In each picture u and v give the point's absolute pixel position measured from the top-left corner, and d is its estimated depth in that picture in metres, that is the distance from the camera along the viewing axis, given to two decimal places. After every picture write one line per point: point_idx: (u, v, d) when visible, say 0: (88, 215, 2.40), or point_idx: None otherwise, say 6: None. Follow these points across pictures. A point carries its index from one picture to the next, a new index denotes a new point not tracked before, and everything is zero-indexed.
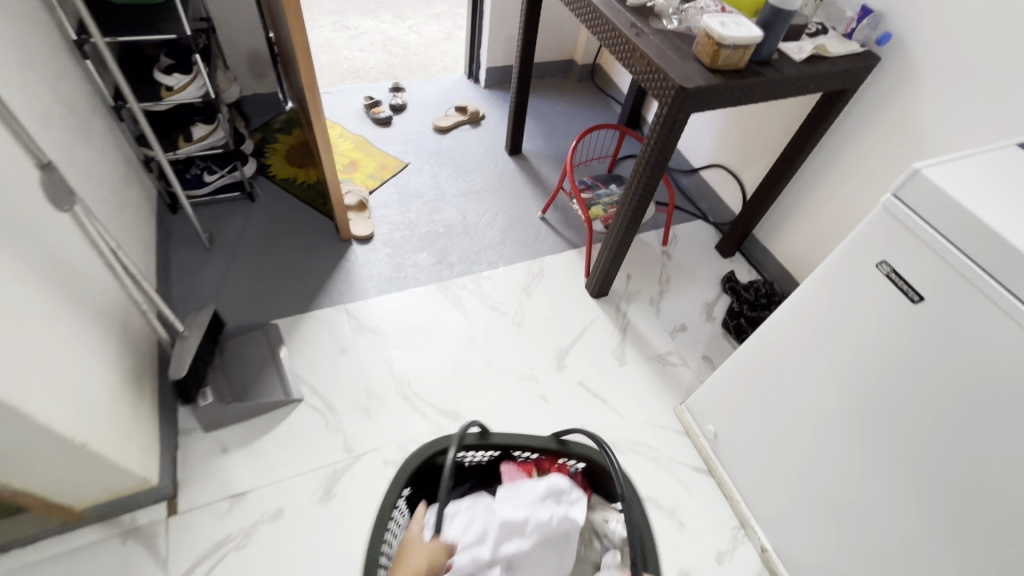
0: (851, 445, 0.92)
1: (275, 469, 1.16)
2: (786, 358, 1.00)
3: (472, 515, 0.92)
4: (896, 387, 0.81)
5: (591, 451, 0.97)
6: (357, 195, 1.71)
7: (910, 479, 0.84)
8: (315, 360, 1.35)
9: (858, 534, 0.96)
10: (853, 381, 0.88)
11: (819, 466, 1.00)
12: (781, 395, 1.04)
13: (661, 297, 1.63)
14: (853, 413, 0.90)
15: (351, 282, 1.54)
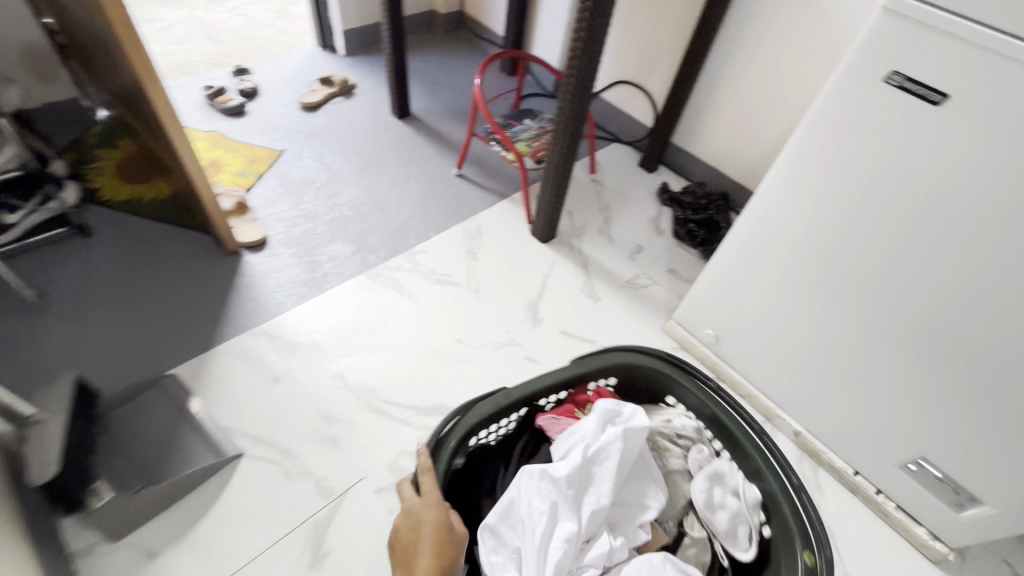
0: (870, 299, 0.87)
1: (235, 553, 0.87)
2: (776, 227, 0.94)
3: (527, 504, 0.68)
4: (917, 218, 0.74)
5: (627, 357, 0.86)
6: (234, 196, 1.39)
7: (937, 307, 0.79)
8: (244, 401, 1.05)
9: (893, 388, 0.92)
10: (865, 227, 0.81)
11: (833, 326, 0.95)
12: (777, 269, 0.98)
13: (608, 225, 1.53)
14: (858, 256, 0.84)
15: (258, 297, 1.22)
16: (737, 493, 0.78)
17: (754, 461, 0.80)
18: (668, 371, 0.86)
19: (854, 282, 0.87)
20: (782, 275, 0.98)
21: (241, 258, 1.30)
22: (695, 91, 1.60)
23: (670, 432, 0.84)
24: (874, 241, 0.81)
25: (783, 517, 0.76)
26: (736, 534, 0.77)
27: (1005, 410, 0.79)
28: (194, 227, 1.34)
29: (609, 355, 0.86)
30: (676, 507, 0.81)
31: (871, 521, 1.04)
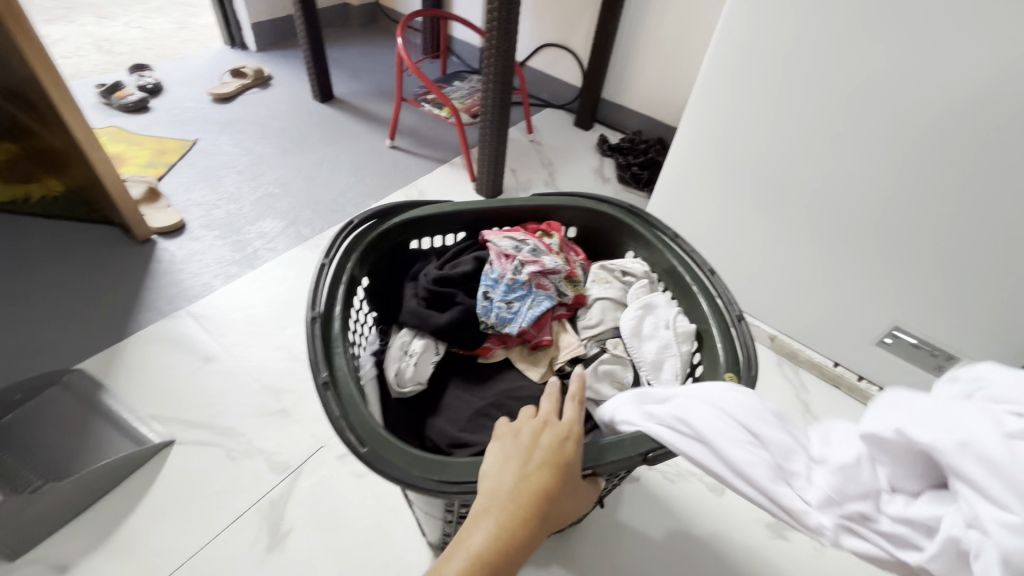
0: (816, 177, 0.87)
1: (172, 549, 0.72)
2: (711, 118, 0.94)
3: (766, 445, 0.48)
4: (846, 72, 0.76)
5: (583, 198, 0.82)
6: (142, 183, 1.24)
7: (880, 168, 0.80)
8: (171, 387, 0.90)
9: (852, 269, 0.92)
10: (801, 98, 0.82)
11: (786, 204, 0.93)
12: (724, 157, 0.97)
13: (553, 177, 1.50)
14: (798, 133, 0.85)
15: (178, 281, 1.08)
16: (669, 325, 0.72)
17: (693, 297, 0.72)
18: (626, 220, 0.80)
19: (798, 146, 0.86)
20: (730, 163, 0.96)
21: (155, 245, 1.15)
22: (617, 44, 1.63)
23: (617, 270, 0.80)
24: (805, 101, 0.82)
25: (715, 348, 0.67)
26: (663, 367, 0.71)
27: (960, 259, 0.79)
28: (95, 219, 1.18)
29: (572, 196, 0.82)
30: (602, 330, 0.77)
31: (855, 408, 1.03)
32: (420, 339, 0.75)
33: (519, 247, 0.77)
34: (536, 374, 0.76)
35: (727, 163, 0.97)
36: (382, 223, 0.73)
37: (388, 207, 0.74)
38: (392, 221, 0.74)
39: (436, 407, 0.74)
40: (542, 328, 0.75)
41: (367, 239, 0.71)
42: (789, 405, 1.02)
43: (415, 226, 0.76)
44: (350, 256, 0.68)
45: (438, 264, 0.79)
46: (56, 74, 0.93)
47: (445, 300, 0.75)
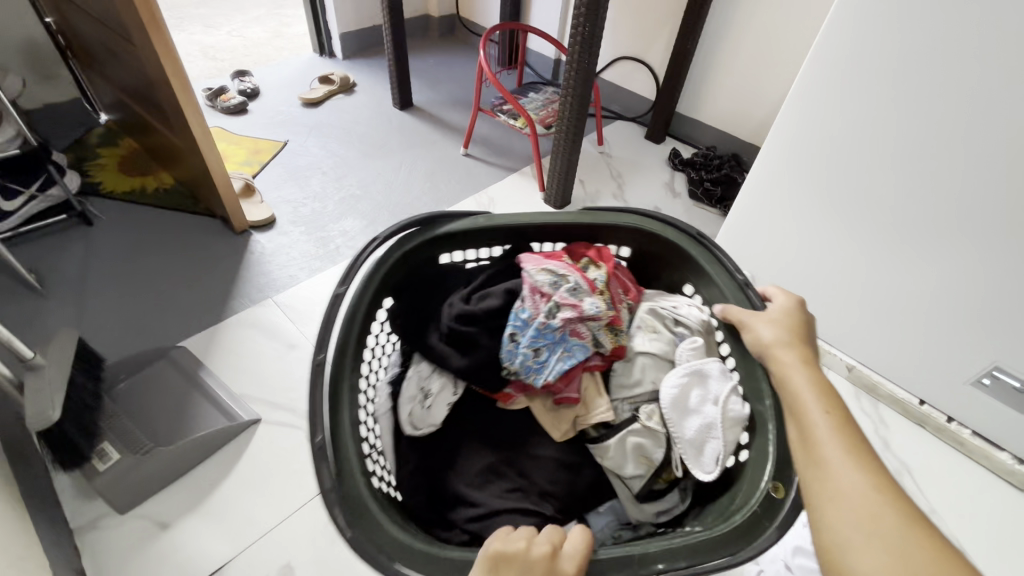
0: (914, 209, 0.82)
1: (256, 520, 0.78)
2: (796, 143, 0.91)
3: None
4: (957, 103, 0.72)
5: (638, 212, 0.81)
6: (240, 180, 1.36)
7: (990, 202, 0.74)
8: (260, 369, 0.97)
9: (950, 305, 0.86)
10: (901, 127, 0.78)
11: (886, 228, 0.87)
12: (807, 184, 0.94)
13: (622, 190, 1.50)
14: (894, 163, 0.81)
15: (267, 272, 1.17)
16: (718, 402, 0.69)
17: (754, 370, 0.66)
18: (689, 249, 0.78)
19: (902, 168, 0.81)
20: (825, 183, 0.91)
21: (249, 238, 1.25)
22: (695, 58, 1.61)
23: (670, 316, 0.80)
24: (906, 130, 0.78)
25: (766, 439, 0.61)
26: (703, 450, 0.69)
27: None
28: (198, 211, 1.30)
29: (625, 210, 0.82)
30: (637, 394, 0.77)
31: (944, 450, 0.96)
32: (438, 378, 0.79)
33: (556, 283, 0.76)
34: (557, 432, 0.77)
35: (812, 190, 0.94)
36: (424, 231, 0.78)
37: (428, 218, 0.77)
38: (428, 235, 0.77)
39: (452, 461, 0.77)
40: (570, 382, 0.76)
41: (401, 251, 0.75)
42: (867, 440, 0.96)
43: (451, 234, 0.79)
44: (370, 280, 0.70)
45: (472, 291, 0.81)
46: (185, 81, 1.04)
47: (467, 341, 0.78)
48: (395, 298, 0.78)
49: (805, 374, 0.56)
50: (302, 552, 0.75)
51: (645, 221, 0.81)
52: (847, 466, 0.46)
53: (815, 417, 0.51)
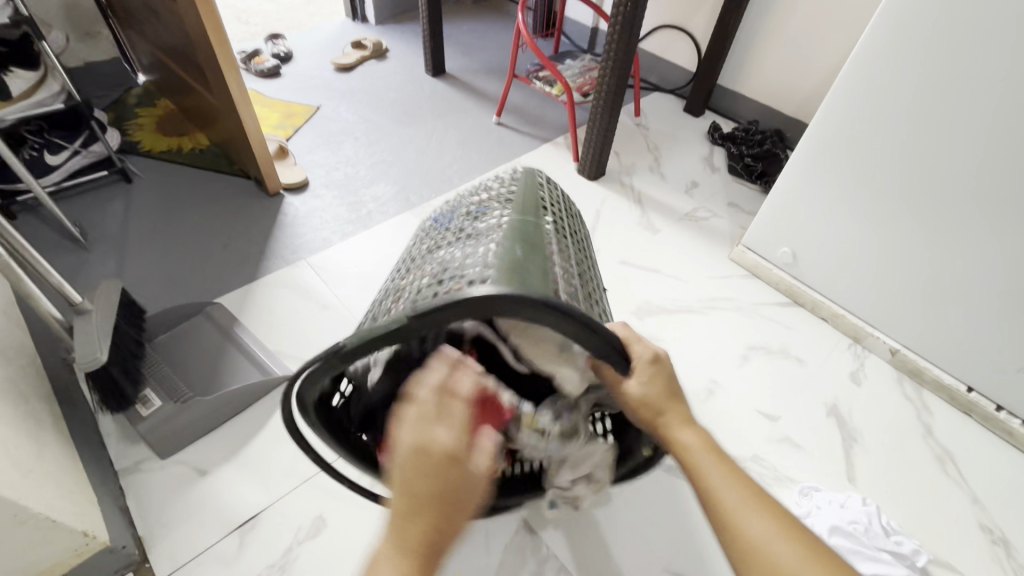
0: (987, 186, 0.79)
1: (290, 471, 0.79)
2: (857, 120, 0.88)
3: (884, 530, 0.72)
4: None
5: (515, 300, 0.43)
6: (275, 142, 1.36)
7: None
8: (294, 328, 0.99)
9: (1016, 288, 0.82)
10: (981, 100, 0.74)
11: (950, 209, 0.84)
12: (868, 161, 0.90)
13: (659, 163, 1.46)
14: (968, 138, 0.77)
15: (301, 234, 1.17)
16: None
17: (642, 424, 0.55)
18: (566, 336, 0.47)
19: (980, 147, 0.77)
20: (886, 162, 0.88)
21: (282, 200, 1.26)
22: (742, 27, 1.53)
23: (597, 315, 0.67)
24: (985, 103, 0.74)
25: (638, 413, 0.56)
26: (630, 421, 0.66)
27: None
28: (233, 171, 1.31)
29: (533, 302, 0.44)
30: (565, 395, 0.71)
31: (989, 438, 0.92)
32: None
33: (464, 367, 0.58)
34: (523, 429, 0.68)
35: (872, 168, 0.90)
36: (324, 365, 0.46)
37: (299, 387, 0.48)
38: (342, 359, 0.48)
39: None
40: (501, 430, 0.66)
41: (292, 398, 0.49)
42: (908, 425, 0.93)
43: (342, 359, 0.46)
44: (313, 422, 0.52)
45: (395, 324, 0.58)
46: (226, 44, 1.04)
47: None
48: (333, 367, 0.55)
49: (702, 448, 0.49)
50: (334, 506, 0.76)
51: (577, 331, 0.45)
52: (780, 548, 0.43)
53: (732, 497, 0.46)
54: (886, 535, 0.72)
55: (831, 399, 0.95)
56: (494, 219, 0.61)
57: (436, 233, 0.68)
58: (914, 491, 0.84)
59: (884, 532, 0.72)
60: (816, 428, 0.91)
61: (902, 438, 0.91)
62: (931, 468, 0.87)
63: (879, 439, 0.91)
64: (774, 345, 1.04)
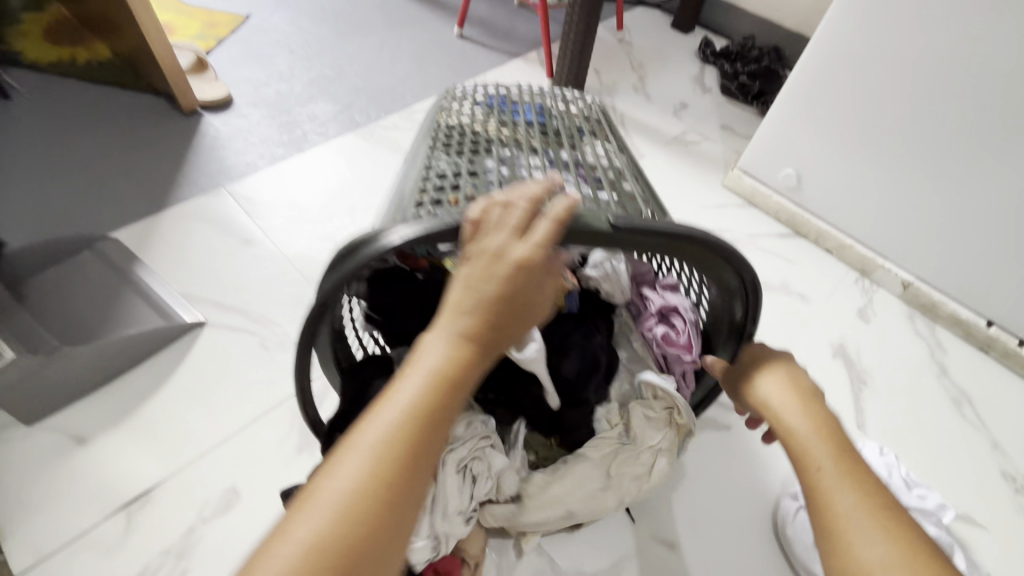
0: None
1: (196, 435, 0.64)
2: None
3: (905, 479, 0.63)
4: None
5: (709, 247, 0.41)
6: (190, 52, 1.13)
7: None
8: (207, 266, 0.81)
9: None
10: None
11: (990, 98, 0.71)
12: (903, 53, 0.74)
13: (644, 83, 1.28)
14: None
15: (220, 158, 0.98)
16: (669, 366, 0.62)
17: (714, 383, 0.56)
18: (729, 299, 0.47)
19: None
20: (919, 42, 0.73)
21: (199, 119, 1.05)
22: None
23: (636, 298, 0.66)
24: None
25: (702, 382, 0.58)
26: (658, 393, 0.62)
27: None
28: (139, 86, 1.08)
29: (728, 263, 0.43)
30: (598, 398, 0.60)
31: (1007, 376, 0.82)
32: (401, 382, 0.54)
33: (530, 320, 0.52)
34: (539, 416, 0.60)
35: (908, 61, 0.74)
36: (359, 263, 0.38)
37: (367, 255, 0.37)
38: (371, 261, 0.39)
39: None
40: None
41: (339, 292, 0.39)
42: (921, 365, 0.82)
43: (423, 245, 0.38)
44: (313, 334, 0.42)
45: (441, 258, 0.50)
46: None
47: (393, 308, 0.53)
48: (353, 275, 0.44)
49: (817, 432, 0.39)
50: (250, 477, 0.62)
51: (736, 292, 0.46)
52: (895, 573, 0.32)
53: (848, 503, 0.35)
54: (908, 485, 0.62)
55: (838, 339, 0.84)
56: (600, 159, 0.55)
57: (515, 124, 0.61)
58: (931, 438, 0.74)
59: (906, 480, 0.63)
60: (822, 370, 0.80)
61: (915, 379, 0.81)
62: (946, 411, 0.77)
63: (891, 381, 0.80)
64: (774, 280, 0.91)
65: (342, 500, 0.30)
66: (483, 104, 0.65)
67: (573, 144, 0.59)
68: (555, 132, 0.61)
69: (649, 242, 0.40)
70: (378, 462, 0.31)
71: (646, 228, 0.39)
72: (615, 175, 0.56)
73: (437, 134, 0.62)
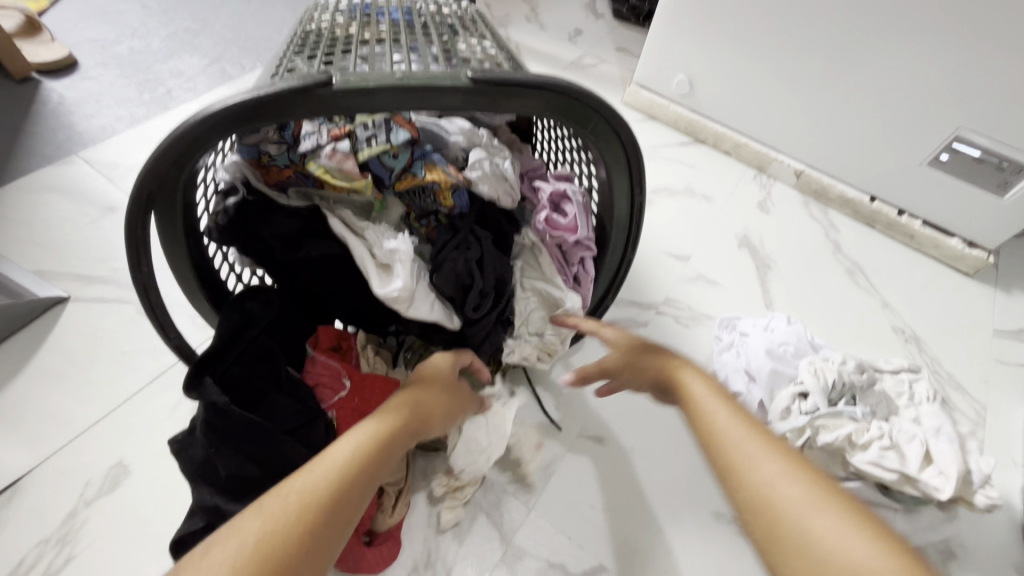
0: None
1: (69, 415, 0.57)
2: None
3: (811, 341, 0.67)
4: None
5: (564, 90, 0.39)
6: (16, 13, 0.97)
7: None
8: (61, 239, 0.72)
9: (910, 79, 0.75)
10: None
11: None
12: None
13: (537, 13, 1.24)
14: None
15: (69, 124, 0.86)
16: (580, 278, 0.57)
17: (619, 269, 0.56)
18: (608, 163, 0.45)
19: None
20: None
21: (36, 86, 0.91)
22: None
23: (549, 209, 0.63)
24: None
25: (608, 273, 0.56)
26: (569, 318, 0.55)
27: None
28: None
29: (591, 111, 0.41)
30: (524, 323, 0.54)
31: (892, 245, 0.89)
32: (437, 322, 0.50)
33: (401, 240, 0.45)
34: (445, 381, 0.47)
35: None
36: (181, 144, 0.34)
37: (194, 126, 0.34)
38: (191, 146, 0.35)
39: (343, 376, 0.52)
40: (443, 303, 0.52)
41: (171, 177, 0.35)
42: (818, 244, 0.87)
43: (260, 117, 0.35)
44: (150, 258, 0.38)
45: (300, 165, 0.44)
46: None
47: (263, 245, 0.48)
48: (192, 186, 0.40)
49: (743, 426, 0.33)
50: (139, 445, 0.56)
51: (611, 149, 0.44)
52: (799, 496, 0.28)
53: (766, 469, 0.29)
54: (811, 344, 0.66)
55: (742, 231, 0.87)
56: (467, 47, 0.52)
57: (378, 23, 0.55)
58: (831, 307, 0.79)
59: (812, 342, 0.66)
60: (730, 261, 0.82)
61: (814, 258, 0.85)
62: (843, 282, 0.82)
63: (792, 262, 0.84)
64: (678, 185, 0.92)
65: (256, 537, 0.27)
66: (346, 10, 0.59)
67: (441, 36, 0.54)
68: (421, 28, 0.55)
69: (509, 94, 0.38)
70: (349, 468, 0.32)
71: (507, 79, 0.37)
72: (488, 60, 0.51)
73: (294, 41, 0.55)
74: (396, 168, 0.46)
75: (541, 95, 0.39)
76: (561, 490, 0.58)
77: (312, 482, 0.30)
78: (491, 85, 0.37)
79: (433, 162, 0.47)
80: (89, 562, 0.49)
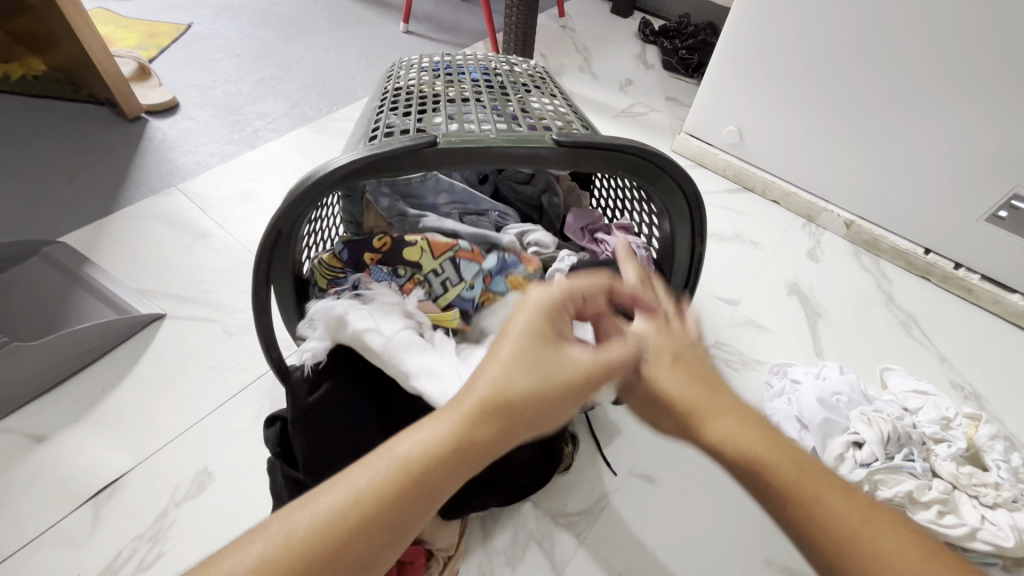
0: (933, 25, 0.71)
1: (162, 423, 0.63)
2: None
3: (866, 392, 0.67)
4: None
5: (637, 150, 0.43)
6: (131, 61, 1.10)
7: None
8: (160, 262, 0.80)
9: (965, 138, 0.77)
10: None
11: (888, 50, 0.76)
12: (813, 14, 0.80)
13: (590, 63, 1.32)
14: None
15: (171, 159, 0.97)
16: None
17: None
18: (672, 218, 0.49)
19: None
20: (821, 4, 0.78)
21: (144, 125, 1.03)
22: None
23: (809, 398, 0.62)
24: None
25: None
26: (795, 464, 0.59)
27: None
28: (80, 98, 1.04)
29: (660, 169, 0.45)
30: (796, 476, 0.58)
31: (948, 299, 0.88)
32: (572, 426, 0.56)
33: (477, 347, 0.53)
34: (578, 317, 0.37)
35: (815, 22, 0.80)
36: (310, 191, 0.40)
37: (314, 184, 0.39)
38: (316, 194, 0.40)
39: None
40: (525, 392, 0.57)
41: (295, 218, 0.41)
42: (869, 294, 0.87)
43: (375, 170, 0.41)
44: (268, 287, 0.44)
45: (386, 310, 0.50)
46: None
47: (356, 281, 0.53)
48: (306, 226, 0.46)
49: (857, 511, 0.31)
50: (221, 455, 0.61)
51: (675, 204, 0.48)
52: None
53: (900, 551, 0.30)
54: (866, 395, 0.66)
55: (791, 278, 0.88)
56: (541, 106, 0.58)
57: (460, 82, 0.61)
58: (885, 359, 0.78)
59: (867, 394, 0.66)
60: (779, 308, 0.83)
61: (866, 308, 0.85)
62: (897, 334, 0.82)
63: (844, 311, 0.84)
64: (727, 231, 0.95)
65: (337, 509, 0.28)
66: (431, 68, 0.66)
67: (517, 96, 0.59)
68: (499, 87, 0.61)
69: (588, 155, 0.43)
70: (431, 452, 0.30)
71: (588, 141, 0.42)
72: (560, 118, 0.56)
73: (386, 97, 0.62)
74: (477, 294, 0.51)
75: (616, 155, 0.43)
76: (611, 524, 0.60)
77: (400, 457, 0.29)
78: (573, 148, 0.42)
79: (509, 272, 0.52)
80: (174, 559, 0.54)
